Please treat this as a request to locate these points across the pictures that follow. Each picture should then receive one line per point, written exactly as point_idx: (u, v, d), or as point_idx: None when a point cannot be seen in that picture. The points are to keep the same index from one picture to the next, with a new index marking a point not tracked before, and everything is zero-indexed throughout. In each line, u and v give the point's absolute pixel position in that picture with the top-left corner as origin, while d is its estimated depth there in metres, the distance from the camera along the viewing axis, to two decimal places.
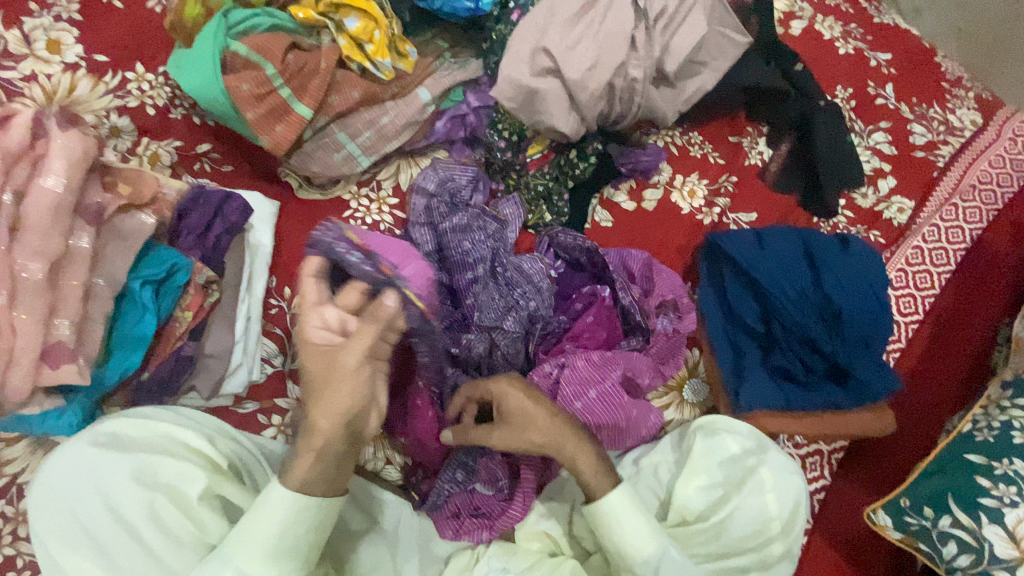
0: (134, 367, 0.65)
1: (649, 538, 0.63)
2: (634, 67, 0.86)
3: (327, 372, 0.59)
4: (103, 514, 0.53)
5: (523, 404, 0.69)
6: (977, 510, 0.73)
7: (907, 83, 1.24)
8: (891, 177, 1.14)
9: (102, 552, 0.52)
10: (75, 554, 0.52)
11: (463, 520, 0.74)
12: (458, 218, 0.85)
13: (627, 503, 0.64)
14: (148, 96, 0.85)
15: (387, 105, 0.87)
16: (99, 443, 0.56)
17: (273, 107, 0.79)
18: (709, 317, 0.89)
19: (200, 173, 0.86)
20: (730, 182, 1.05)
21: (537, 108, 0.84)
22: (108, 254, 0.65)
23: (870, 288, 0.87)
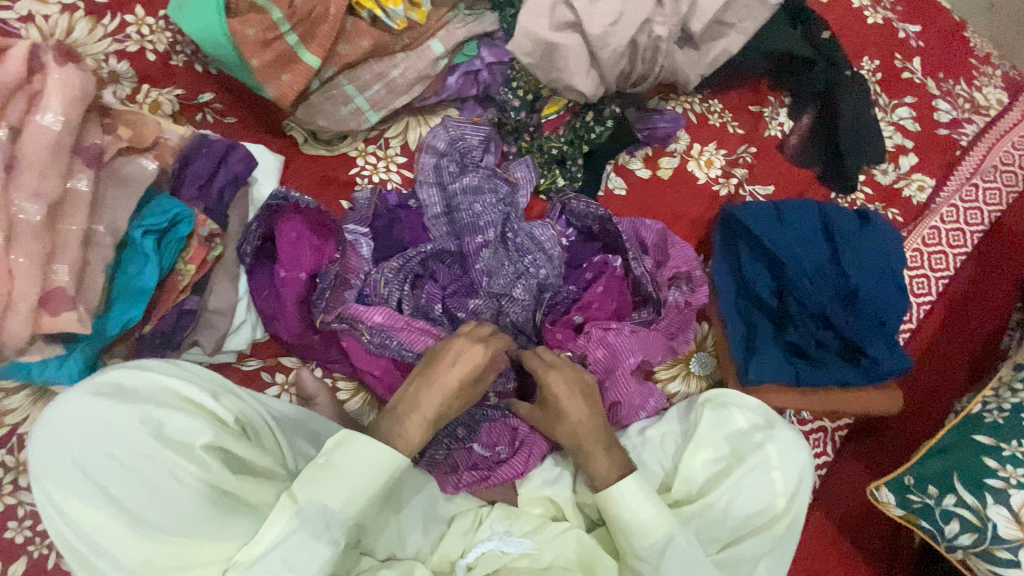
0: (136, 320, 0.64)
1: (658, 519, 0.64)
2: (659, 24, 0.82)
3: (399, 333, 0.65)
4: (106, 464, 0.51)
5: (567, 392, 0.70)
6: (983, 491, 0.73)
7: (935, 57, 1.19)
8: (913, 154, 1.10)
9: (107, 501, 0.50)
10: (80, 502, 0.50)
11: (462, 474, 0.74)
12: (469, 178, 0.83)
13: (636, 493, 0.65)
14: (148, 41, 0.81)
15: (398, 57, 0.83)
16: (100, 391, 0.54)
17: (280, 55, 0.75)
18: (722, 289, 0.87)
19: (202, 124, 0.83)
20: (748, 153, 1.02)
21: (555, 65, 0.81)
22: (108, 200, 0.62)
23: (887, 266, 0.85)
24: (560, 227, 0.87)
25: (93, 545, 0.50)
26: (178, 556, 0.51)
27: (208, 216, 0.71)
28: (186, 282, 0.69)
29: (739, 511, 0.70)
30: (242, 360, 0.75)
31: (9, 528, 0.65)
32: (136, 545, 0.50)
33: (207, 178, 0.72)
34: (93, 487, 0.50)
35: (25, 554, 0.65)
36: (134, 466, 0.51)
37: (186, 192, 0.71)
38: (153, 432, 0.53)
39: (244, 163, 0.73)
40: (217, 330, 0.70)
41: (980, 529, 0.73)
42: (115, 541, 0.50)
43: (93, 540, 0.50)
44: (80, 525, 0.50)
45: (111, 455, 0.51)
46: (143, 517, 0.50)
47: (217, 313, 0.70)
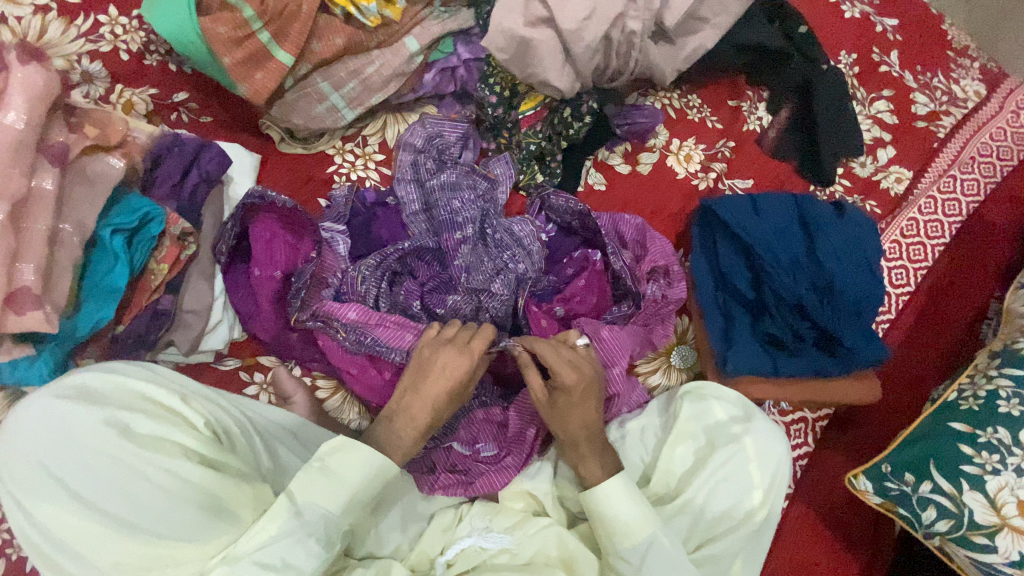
0: (106, 320, 0.64)
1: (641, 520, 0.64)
2: (632, 19, 0.82)
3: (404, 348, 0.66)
4: (76, 465, 0.51)
5: (574, 403, 0.68)
6: (959, 477, 0.74)
7: (912, 51, 1.20)
8: (891, 147, 1.11)
9: (78, 503, 0.50)
10: (51, 505, 0.50)
11: (438, 474, 0.74)
12: (447, 175, 0.83)
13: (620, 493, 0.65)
14: (122, 41, 0.80)
15: (373, 54, 0.83)
16: (66, 394, 0.54)
17: (252, 53, 0.75)
18: (701, 283, 0.88)
19: (178, 124, 0.82)
20: (727, 147, 1.02)
21: (529, 61, 0.81)
22: (74, 199, 0.62)
23: (863, 256, 0.86)
24: (539, 223, 0.87)
25: (68, 546, 0.50)
26: (154, 556, 0.51)
27: (181, 215, 0.71)
28: (159, 282, 0.69)
29: (717, 503, 0.71)
30: (220, 359, 0.75)
31: None
32: (111, 546, 0.50)
33: (180, 177, 0.72)
34: (65, 490, 0.50)
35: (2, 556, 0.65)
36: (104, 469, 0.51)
37: (157, 191, 0.71)
38: (123, 432, 0.53)
39: (217, 162, 0.73)
40: (192, 330, 0.70)
41: (957, 515, 0.73)
42: (89, 541, 0.50)
43: (69, 542, 0.50)
44: (54, 527, 0.50)
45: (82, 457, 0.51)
46: (115, 518, 0.50)
47: (192, 313, 0.70)
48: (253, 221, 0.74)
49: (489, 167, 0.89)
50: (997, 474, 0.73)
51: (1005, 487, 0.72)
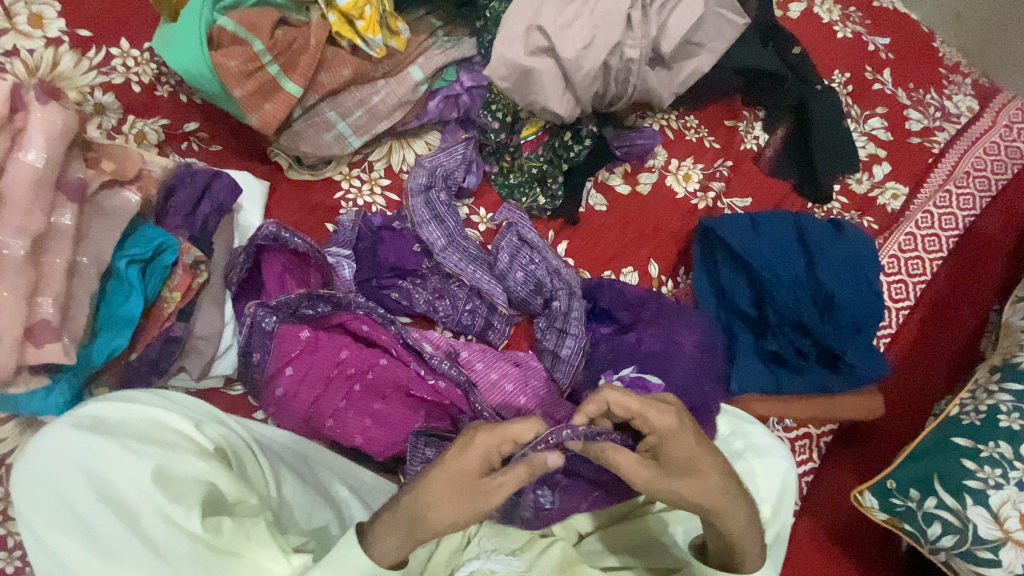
0: (122, 348, 0.65)
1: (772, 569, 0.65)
2: (630, 47, 0.85)
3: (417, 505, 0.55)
4: (86, 489, 0.52)
5: (693, 446, 0.61)
6: (963, 493, 0.74)
7: (904, 69, 1.23)
8: (886, 163, 1.13)
9: (91, 535, 0.51)
10: (65, 537, 0.51)
11: None
12: (473, 247, 0.85)
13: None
14: (133, 73, 0.83)
15: (379, 83, 0.86)
16: (82, 424, 0.55)
17: (262, 85, 0.78)
18: (703, 300, 0.89)
19: (188, 153, 0.85)
20: (725, 166, 1.05)
21: (531, 88, 0.83)
22: (92, 232, 0.64)
23: (863, 272, 0.87)
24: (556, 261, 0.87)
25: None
26: None
27: (194, 244, 0.72)
28: (172, 310, 0.70)
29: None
30: (229, 386, 0.75)
31: None
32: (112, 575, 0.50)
33: (191, 208, 0.73)
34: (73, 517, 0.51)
35: None
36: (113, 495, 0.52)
37: (170, 221, 0.72)
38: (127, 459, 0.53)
39: (228, 191, 0.75)
40: (203, 355, 0.71)
41: (961, 530, 0.73)
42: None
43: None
44: (65, 560, 0.50)
45: (92, 482, 0.52)
46: (125, 547, 0.50)
47: (202, 340, 0.71)
48: (264, 262, 0.75)
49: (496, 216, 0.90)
50: (999, 489, 0.73)
51: (1008, 502, 0.72)
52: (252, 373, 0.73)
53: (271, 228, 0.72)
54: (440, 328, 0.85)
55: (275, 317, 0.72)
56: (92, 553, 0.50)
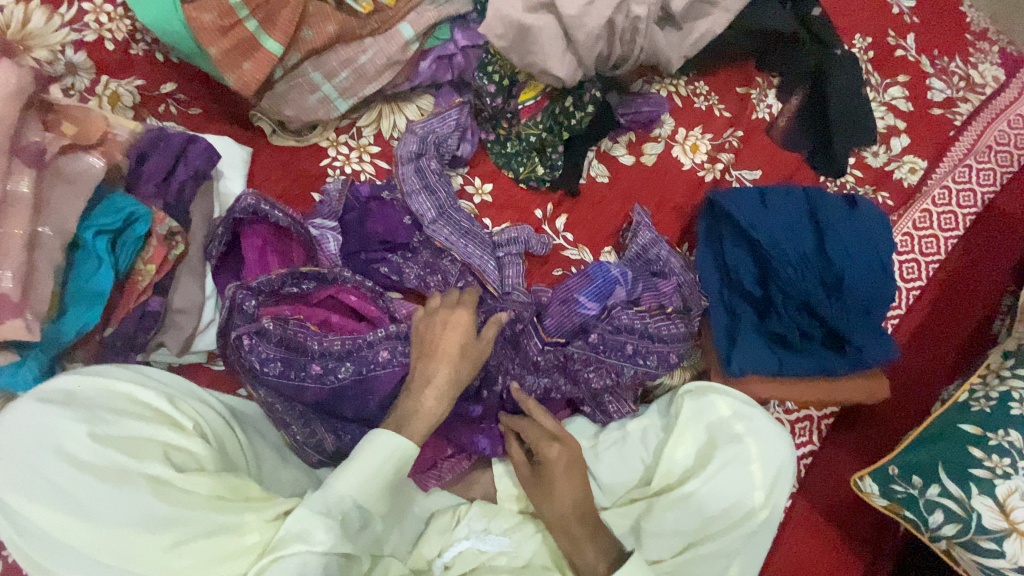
0: (92, 324, 0.62)
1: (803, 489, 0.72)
2: (638, 3, 0.78)
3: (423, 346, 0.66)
4: (55, 460, 0.47)
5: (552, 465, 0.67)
6: (969, 482, 0.72)
7: (929, 34, 1.15)
8: (905, 135, 1.07)
9: (63, 501, 0.47)
10: (39, 507, 0.46)
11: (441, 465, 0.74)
12: (464, 219, 0.82)
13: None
14: (106, 30, 0.77)
15: (366, 42, 0.79)
16: (50, 398, 0.51)
17: (240, 42, 0.72)
18: (705, 278, 0.85)
19: (165, 116, 0.80)
20: (735, 136, 0.99)
21: (530, 48, 0.77)
22: (54, 201, 0.60)
23: (876, 251, 0.83)
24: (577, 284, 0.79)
25: (79, 555, 0.46)
26: (123, 552, 0.46)
27: (169, 214, 0.69)
28: (147, 283, 0.67)
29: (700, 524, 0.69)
30: (212, 360, 0.73)
31: None
32: (83, 538, 0.46)
33: (167, 174, 0.69)
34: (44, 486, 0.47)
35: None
36: (86, 464, 0.48)
37: (143, 189, 0.68)
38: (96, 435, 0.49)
39: (205, 158, 0.71)
40: (183, 330, 0.68)
41: (965, 519, 0.71)
42: (104, 543, 0.46)
43: (73, 551, 0.46)
44: (48, 531, 0.46)
45: (62, 454, 0.48)
46: (107, 509, 0.47)
47: (182, 314, 0.69)
48: (245, 234, 0.71)
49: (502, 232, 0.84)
50: (1007, 478, 0.71)
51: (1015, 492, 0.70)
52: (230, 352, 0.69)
53: (250, 201, 0.68)
54: None
55: (256, 300, 0.67)
56: (81, 520, 0.46)
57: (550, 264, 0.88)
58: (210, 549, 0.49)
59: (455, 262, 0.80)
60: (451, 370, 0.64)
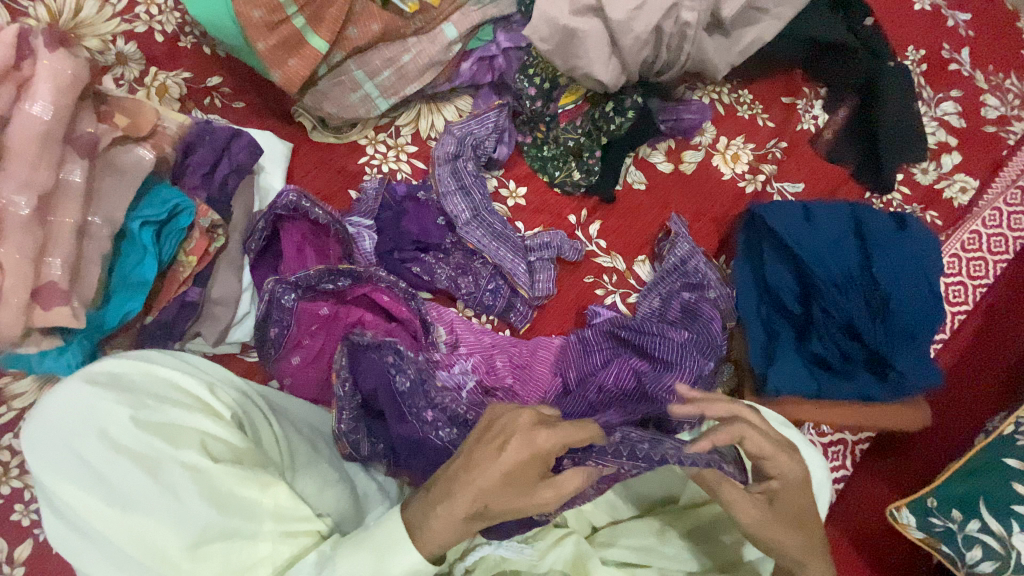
0: (136, 312, 0.64)
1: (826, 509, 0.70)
2: (687, 9, 0.77)
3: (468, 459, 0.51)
4: (96, 443, 0.48)
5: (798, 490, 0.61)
6: (1010, 518, 0.69)
7: (986, 48, 1.10)
8: (957, 152, 1.03)
9: (98, 485, 0.47)
10: (72, 488, 0.47)
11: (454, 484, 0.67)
12: (497, 221, 0.81)
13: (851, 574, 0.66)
14: (156, 21, 0.79)
15: (410, 41, 0.80)
16: (97, 381, 0.52)
17: (286, 39, 0.73)
18: (743, 293, 0.83)
19: (210, 109, 0.81)
20: (778, 147, 0.96)
21: (574, 52, 0.76)
22: (103, 191, 0.61)
23: (924, 273, 0.80)
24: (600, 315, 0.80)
25: (106, 541, 0.47)
26: (143, 546, 0.47)
27: (211, 207, 0.70)
28: (188, 274, 0.68)
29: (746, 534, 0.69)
30: (246, 351, 0.74)
31: (16, 510, 0.68)
32: (113, 524, 0.47)
33: (211, 167, 0.71)
34: (83, 468, 0.48)
35: (31, 536, 0.67)
36: (123, 451, 0.49)
37: (188, 181, 0.70)
38: (137, 422, 0.50)
39: (248, 152, 0.72)
40: (220, 322, 0.69)
41: (1004, 557, 0.68)
42: (127, 533, 0.47)
43: (101, 535, 0.47)
44: (80, 512, 0.47)
45: (103, 438, 0.49)
46: (139, 500, 0.47)
47: (220, 305, 0.70)
48: (284, 228, 0.72)
49: (536, 237, 0.83)
50: None
51: None
52: (266, 345, 0.71)
53: (292, 197, 0.69)
54: (461, 306, 0.81)
55: (295, 294, 0.69)
56: (109, 507, 0.47)
57: (582, 270, 0.86)
58: (227, 555, 0.49)
59: (489, 264, 0.81)
60: (494, 493, 0.49)
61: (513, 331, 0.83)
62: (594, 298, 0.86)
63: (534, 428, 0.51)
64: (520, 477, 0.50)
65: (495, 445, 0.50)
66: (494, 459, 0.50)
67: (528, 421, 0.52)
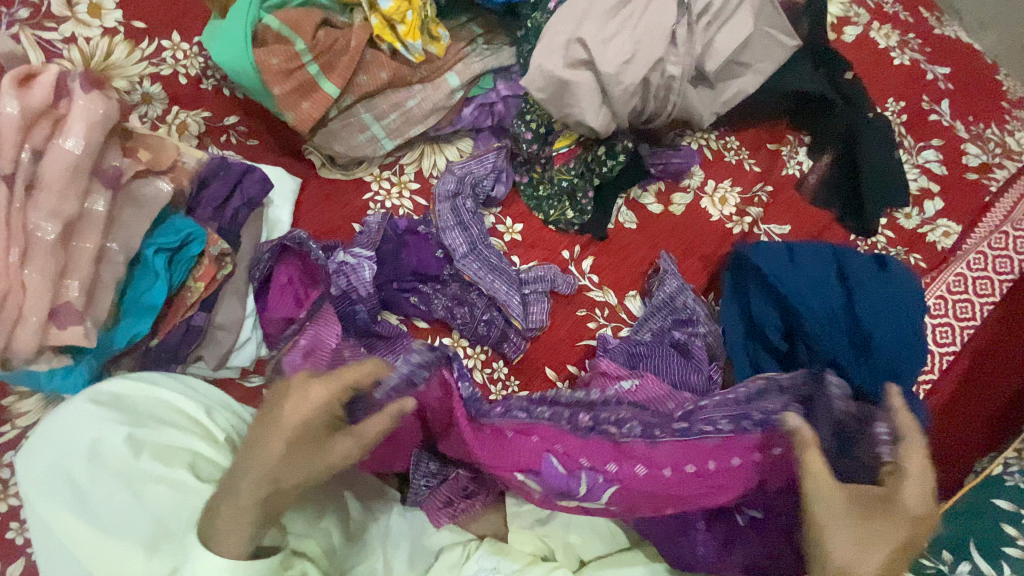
0: (142, 334, 0.67)
1: None
2: (672, 64, 0.82)
3: (269, 426, 0.51)
4: (88, 462, 0.50)
5: None
6: (999, 560, 0.67)
7: (964, 100, 1.16)
8: (939, 199, 1.07)
9: (85, 504, 0.49)
10: (58, 506, 0.49)
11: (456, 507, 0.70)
12: (492, 256, 0.85)
13: None
14: (181, 65, 0.86)
15: (415, 88, 0.86)
16: (100, 400, 0.55)
17: (301, 83, 0.78)
18: (730, 331, 0.85)
19: (227, 146, 0.86)
20: (764, 191, 1.01)
21: (567, 101, 0.82)
22: (124, 219, 0.65)
23: (906, 314, 0.82)
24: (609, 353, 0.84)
25: (84, 563, 0.48)
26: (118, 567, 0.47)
27: (221, 236, 0.73)
28: (194, 299, 0.72)
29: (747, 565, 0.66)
30: (245, 376, 0.76)
31: (10, 528, 0.69)
32: (93, 546, 0.48)
33: (223, 199, 0.75)
34: (72, 486, 0.49)
35: (23, 555, 0.68)
36: (113, 469, 0.50)
37: (202, 213, 0.74)
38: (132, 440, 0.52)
39: (259, 186, 0.76)
40: (222, 346, 0.72)
41: None
42: (101, 558, 0.47)
43: (81, 555, 0.48)
44: (61, 532, 0.48)
45: (95, 457, 0.50)
46: (122, 520, 0.48)
47: (222, 330, 0.72)
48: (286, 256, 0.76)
49: (529, 271, 0.87)
50: None
51: None
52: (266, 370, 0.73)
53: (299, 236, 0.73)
54: (457, 335, 0.84)
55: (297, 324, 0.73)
56: (88, 526, 0.48)
57: (574, 303, 0.89)
58: None
59: (486, 296, 0.84)
60: (279, 468, 0.49)
61: (506, 362, 0.84)
62: (586, 332, 0.88)
63: (310, 382, 0.53)
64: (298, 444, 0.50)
65: (326, 427, 0.52)
66: (275, 430, 0.50)
67: (335, 400, 0.53)
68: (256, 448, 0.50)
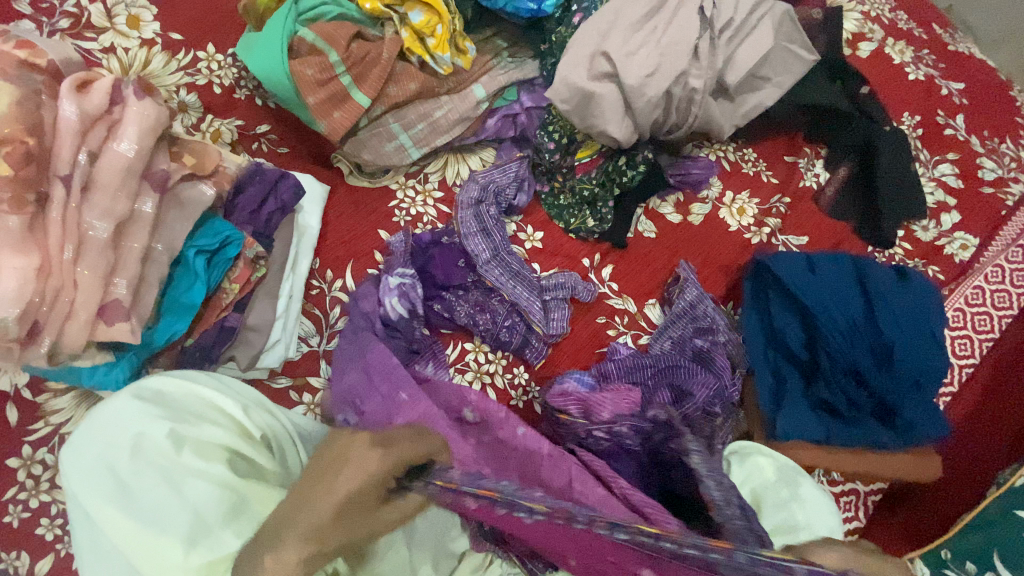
0: (180, 333, 0.69)
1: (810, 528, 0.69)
2: (694, 77, 0.84)
3: (303, 484, 0.46)
4: (133, 455, 0.52)
5: None
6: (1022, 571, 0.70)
7: (979, 115, 1.17)
8: (956, 212, 1.08)
9: (126, 497, 0.50)
10: (101, 498, 0.50)
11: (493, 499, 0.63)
12: (514, 263, 0.86)
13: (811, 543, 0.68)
14: (216, 75, 0.89)
15: (442, 99, 0.89)
16: (144, 398, 0.57)
17: (334, 94, 0.81)
18: (750, 341, 0.86)
19: (258, 153, 0.88)
20: (782, 203, 1.02)
21: (591, 112, 0.84)
22: (168, 221, 0.68)
23: (926, 324, 0.83)
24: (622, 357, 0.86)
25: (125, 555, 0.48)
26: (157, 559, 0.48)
27: (256, 240, 0.76)
28: (229, 301, 0.74)
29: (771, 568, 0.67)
30: (273, 377, 0.78)
31: (41, 524, 0.70)
32: (133, 537, 0.48)
33: (258, 205, 0.77)
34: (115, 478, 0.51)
35: (53, 551, 0.70)
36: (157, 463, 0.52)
37: (237, 217, 0.76)
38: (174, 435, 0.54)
39: (292, 192, 0.79)
40: (253, 346, 0.74)
41: None
42: (141, 549, 0.48)
43: (122, 548, 0.49)
44: (102, 523, 0.49)
45: (140, 451, 0.52)
46: (163, 512, 0.49)
47: (253, 331, 0.75)
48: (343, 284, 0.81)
49: (550, 278, 0.88)
50: None
51: None
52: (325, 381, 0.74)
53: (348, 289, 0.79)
54: (478, 340, 0.85)
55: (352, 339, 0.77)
56: (130, 518, 0.49)
57: (594, 311, 0.90)
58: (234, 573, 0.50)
59: (509, 302, 0.85)
60: (321, 525, 0.43)
61: (527, 367, 0.86)
62: (606, 339, 0.89)
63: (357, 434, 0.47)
64: (365, 495, 0.44)
65: (333, 466, 0.45)
66: (326, 490, 0.44)
67: (365, 442, 0.46)
68: (312, 497, 0.44)
